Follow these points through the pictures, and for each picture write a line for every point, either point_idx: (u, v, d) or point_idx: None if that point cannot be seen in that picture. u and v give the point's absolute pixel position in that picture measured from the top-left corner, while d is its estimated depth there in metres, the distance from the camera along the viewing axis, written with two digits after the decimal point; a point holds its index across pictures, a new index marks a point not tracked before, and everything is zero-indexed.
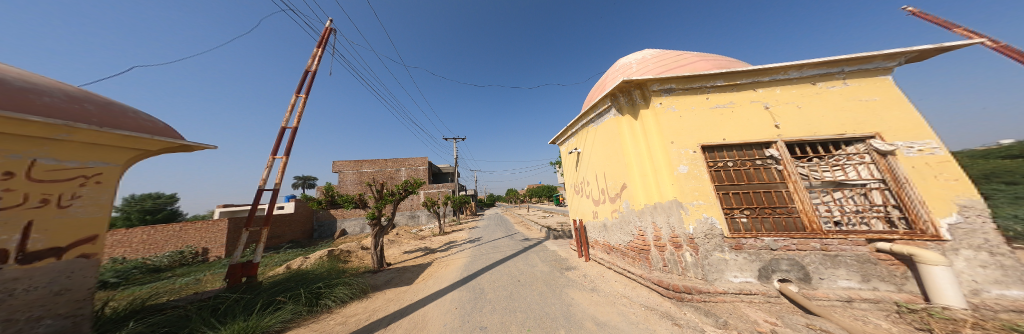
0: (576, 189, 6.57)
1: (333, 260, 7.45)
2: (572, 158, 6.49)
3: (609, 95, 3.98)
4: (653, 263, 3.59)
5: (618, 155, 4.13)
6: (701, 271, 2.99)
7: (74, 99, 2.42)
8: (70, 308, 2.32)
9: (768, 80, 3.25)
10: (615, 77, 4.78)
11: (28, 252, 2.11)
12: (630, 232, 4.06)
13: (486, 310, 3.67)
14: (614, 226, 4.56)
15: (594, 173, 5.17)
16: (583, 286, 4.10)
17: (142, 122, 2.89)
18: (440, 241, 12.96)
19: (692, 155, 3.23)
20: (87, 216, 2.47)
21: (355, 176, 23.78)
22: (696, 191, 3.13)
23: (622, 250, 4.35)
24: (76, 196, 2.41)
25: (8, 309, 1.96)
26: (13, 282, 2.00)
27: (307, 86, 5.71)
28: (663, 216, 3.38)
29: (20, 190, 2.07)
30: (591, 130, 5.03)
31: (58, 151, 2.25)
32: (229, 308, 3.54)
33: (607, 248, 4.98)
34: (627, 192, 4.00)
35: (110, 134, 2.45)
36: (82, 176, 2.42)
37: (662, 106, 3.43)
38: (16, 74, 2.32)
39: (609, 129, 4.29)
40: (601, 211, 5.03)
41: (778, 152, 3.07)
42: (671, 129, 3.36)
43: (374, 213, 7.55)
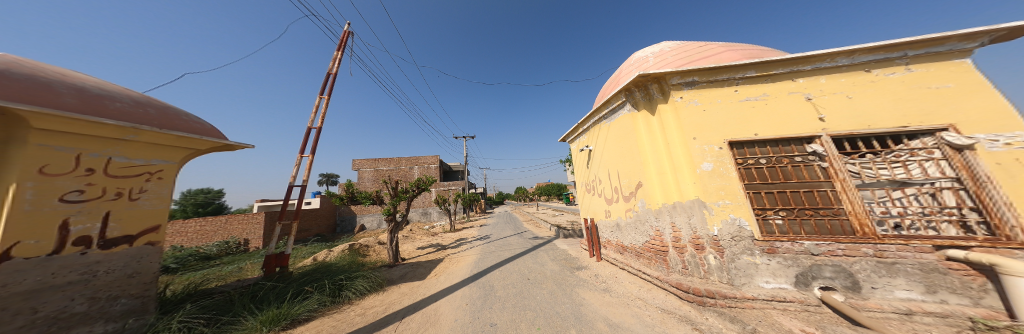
0: (587, 187, 6.45)
1: (352, 253, 7.87)
2: (583, 156, 6.37)
3: (624, 90, 3.84)
4: (670, 265, 3.44)
5: (632, 152, 3.98)
6: (727, 275, 2.83)
7: (139, 104, 2.75)
8: (139, 290, 2.65)
9: (810, 69, 2.97)
10: (631, 72, 4.57)
11: (107, 239, 2.43)
12: (646, 233, 3.90)
13: (496, 307, 3.72)
14: (628, 226, 4.41)
15: (607, 171, 5.02)
16: (594, 286, 4.02)
17: (194, 124, 3.21)
18: (451, 237, 13.27)
19: (717, 152, 3.04)
20: (150, 208, 2.79)
21: (372, 174, 24.86)
22: (722, 190, 2.95)
23: (636, 251, 4.20)
24: (143, 191, 2.72)
25: (92, 289, 2.30)
26: (96, 265, 2.33)
27: (328, 89, 6.02)
28: (684, 216, 3.23)
29: (99, 185, 2.39)
30: (604, 127, 4.89)
31: (128, 151, 2.56)
32: (265, 296, 3.84)
33: (619, 248, 4.84)
34: (642, 190, 3.85)
35: (167, 134, 2.75)
36: (147, 173, 2.74)
37: (682, 101, 3.27)
38: (95, 83, 2.68)
39: (623, 125, 4.13)
40: (614, 211, 4.89)
41: (822, 148, 2.79)
42: (693, 125, 3.18)
43: (389, 210, 7.87)
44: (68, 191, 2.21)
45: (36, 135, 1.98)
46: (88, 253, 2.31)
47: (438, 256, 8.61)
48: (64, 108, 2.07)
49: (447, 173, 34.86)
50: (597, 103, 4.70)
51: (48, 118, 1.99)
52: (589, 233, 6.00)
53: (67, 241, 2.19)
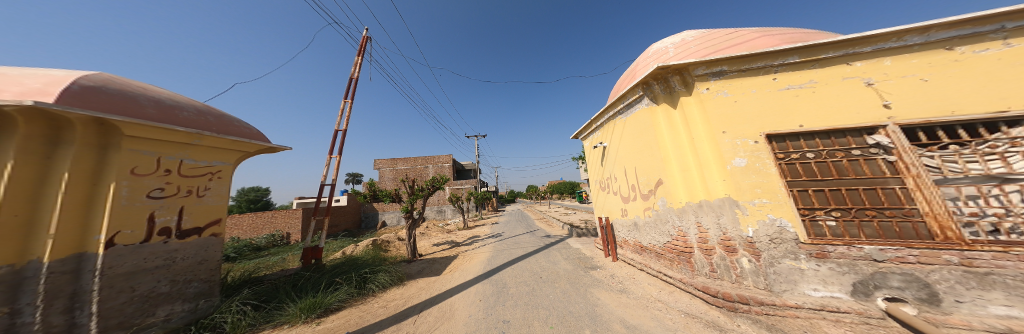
0: (601, 185, 6.27)
1: (374, 248, 8.33)
2: (597, 153, 6.19)
3: (641, 83, 3.68)
4: (696, 268, 3.24)
5: (650, 148, 3.80)
6: (765, 280, 2.61)
7: (201, 113, 3.11)
8: (209, 274, 3.06)
9: (869, 51, 2.62)
10: (648, 64, 4.33)
11: (182, 230, 2.82)
12: (667, 233, 3.69)
13: (509, 304, 3.74)
14: (647, 225, 4.20)
15: (623, 169, 4.84)
16: (610, 287, 3.90)
17: (244, 129, 3.58)
18: (464, 235, 13.55)
19: (752, 146, 2.79)
20: (213, 203, 3.18)
21: (393, 173, 26.11)
22: (758, 188, 2.71)
23: (656, 252, 3.99)
24: (208, 188, 3.11)
25: (173, 272, 2.69)
26: (174, 252, 2.72)
27: (351, 94, 6.42)
28: (712, 216, 3.02)
29: (175, 183, 2.77)
30: (619, 123, 4.71)
31: (194, 154, 2.93)
32: (302, 285, 4.21)
33: (637, 248, 4.63)
34: (662, 188, 3.65)
35: (224, 139, 3.10)
36: (210, 173, 3.12)
37: (708, 92, 3.05)
38: (168, 95, 3.09)
39: (640, 120, 3.95)
40: (631, 209, 4.71)
41: (888, 140, 2.43)
42: (721, 117, 2.95)
43: (407, 207, 8.23)
44: (152, 188, 2.58)
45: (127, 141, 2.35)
46: (169, 242, 2.70)
47: (453, 253, 8.82)
48: (145, 118, 2.43)
49: (461, 171, 35.64)
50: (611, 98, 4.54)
51: (137, 127, 2.36)
52: (604, 233, 5.81)
53: (156, 231, 2.59)
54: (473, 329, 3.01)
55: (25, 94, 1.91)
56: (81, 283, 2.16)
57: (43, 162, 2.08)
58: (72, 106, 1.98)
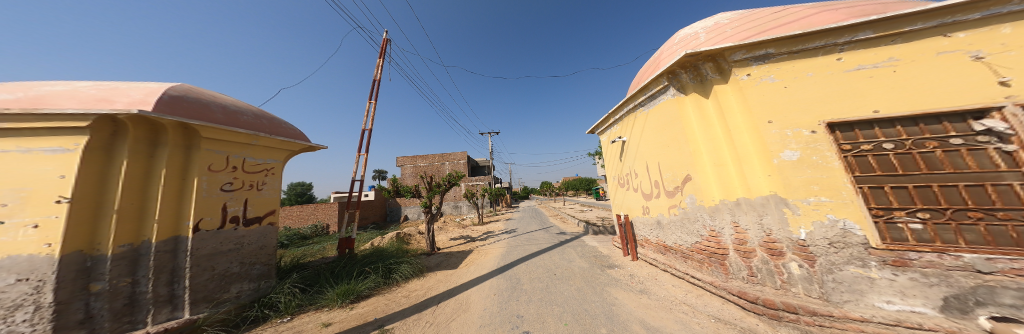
0: (619, 181, 6.02)
1: (397, 241, 8.83)
2: (615, 147, 5.93)
3: (667, 73, 3.44)
4: (730, 271, 2.97)
5: (677, 142, 3.54)
6: (819, 289, 2.30)
7: (258, 116, 3.52)
8: (267, 259, 3.52)
9: (977, 18, 2.07)
10: (675, 52, 3.98)
11: (247, 219, 3.27)
12: (696, 233, 3.42)
13: (523, 299, 3.77)
14: (672, 224, 3.91)
15: (644, 164, 4.58)
16: (628, 287, 3.76)
17: (290, 131, 3.98)
18: (480, 230, 13.85)
19: (807, 137, 2.45)
20: (270, 196, 3.61)
21: (413, 170, 27.33)
22: (813, 185, 2.38)
23: (682, 252, 3.72)
24: (264, 183, 3.53)
25: (242, 256, 3.18)
26: (241, 238, 3.18)
27: (375, 95, 6.80)
28: (754, 215, 2.75)
29: (241, 178, 3.20)
30: (640, 116, 4.46)
31: (254, 153, 3.34)
32: (335, 273, 4.60)
33: (660, 248, 4.37)
34: (690, 185, 3.39)
35: (275, 139, 3.49)
36: (267, 170, 3.54)
37: (751, 78, 2.74)
38: (232, 101, 3.55)
39: (666, 112, 3.70)
40: (653, 207, 4.45)
41: (1007, 125, 1.85)
42: (766, 106, 2.64)
43: (426, 202, 8.60)
44: (223, 183, 3.01)
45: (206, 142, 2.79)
46: (238, 229, 3.16)
47: (469, 247, 9.07)
48: (214, 122, 2.82)
49: (476, 167, 36.32)
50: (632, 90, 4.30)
51: (211, 130, 2.76)
52: (622, 231, 5.58)
53: (228, 218, 3.05)
54: (488, 323, 3.09)
55: (132, 104, 2.30)
56: (177, 260, 2.65)
57: (146, 161, 2.55)
58: (164, 113, 2.37)
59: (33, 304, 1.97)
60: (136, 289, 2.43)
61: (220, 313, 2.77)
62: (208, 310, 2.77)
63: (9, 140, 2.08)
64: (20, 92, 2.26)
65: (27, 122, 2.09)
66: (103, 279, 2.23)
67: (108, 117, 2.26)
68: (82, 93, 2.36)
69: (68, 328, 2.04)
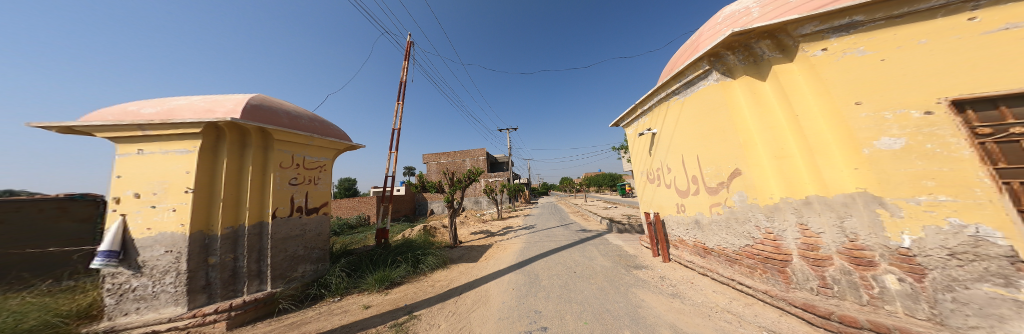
0: (648, 176, 5.64)
1: (422, 233, 9.30)
2: (643, 141, 5.54)
3: (708, 56, 3.15)
4: (792, 280, 2.55)
5: (725, 132, 3.16)
6: (929, 309, 1.80)
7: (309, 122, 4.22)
8: (320, 244, 4.38)
9: None
10: (719, 32, 3.53)
11: (307, 208, 4.20)
12: (748, 235, 3.00)
13: (541, 295, 3.75)
14: (715, 223, 3.52)
15: (680, 158, 4.20)
16: (657, 289, 3.52)
17: (333, 132, 4.68)
18: (499, 225, 14.03)
19: (916, 120, 1.92)
20: (322, 189, 4.53)
21: (436, 167, 28.49)
22: (927, 180, 1.84)
23: (728, 256, 3.33)
24: (318, 179, 4.46)
25: (306, 240, 4.12)
26: (303, 224, 4.09)
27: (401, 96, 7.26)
28: (832, 216, 2.30)
29: (302, 174, 4.14)
30: (675, 104, 4.12)
31: (309, 152, 4.25)
32: (371, 261, 5.01)
33: (698, 250, 3.97)
34: (740, 180, 3.01)
35: (323, 139, 4.29)
36: (319, 167, 4.45)
37: (829, 53, 2.32)
38: (293, 108, 4.27)
39: (710, 99, 3.34)
40: (689, 205, 4.07)
41: None
42: (852, 84, 2.19)
43: (449, 197, 8.93)
44: (290, 178, 3.94)
45: (279, 144, 3.77)
46: (302, 217, 4.11)
47: (488, 242, 9.22)
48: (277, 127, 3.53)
49: (495, 164, 36.77)
50: (664, 77, 3.99)
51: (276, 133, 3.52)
52: (650, 230, 5.28)
53: (295, 208, 4.00)
54: (506, 316, 3.12)
55: None
56: (261, 243, 3.62)
57: (239, 160, 3.53)
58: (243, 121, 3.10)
59: (173, 271, 3.03)
60: (237, 263, 3.42)
61: (290, 289, 3.72)
62: (283, 285, 3.71)
63: (154, 144, 3.21)
64: (155, 107, 3.39)
65: (162, 130, 3.15)
66: (215, 255, 3.25)
67: (211, 126, 3.24)
68: (191, 107, 3.37)
69: (196, 290, 3.11)
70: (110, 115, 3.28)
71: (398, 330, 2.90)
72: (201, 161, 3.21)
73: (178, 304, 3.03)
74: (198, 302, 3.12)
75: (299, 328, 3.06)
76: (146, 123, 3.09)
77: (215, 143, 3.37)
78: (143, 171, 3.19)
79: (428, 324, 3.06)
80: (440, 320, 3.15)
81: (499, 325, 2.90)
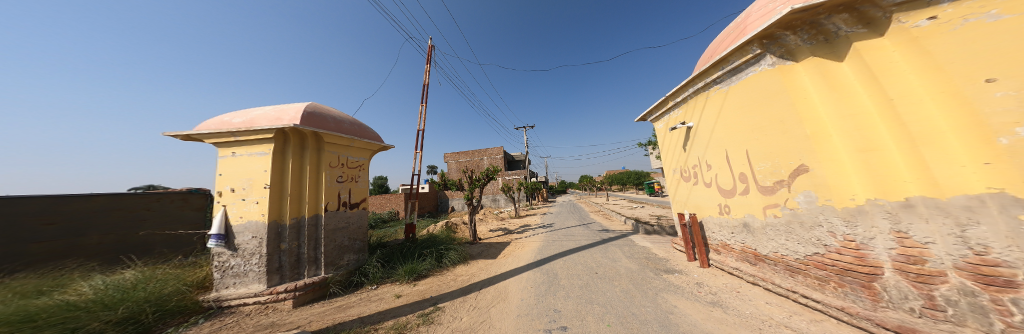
0: (682, 174, 5.15)
1: (444, 229, 9.73)
2: (676, 136, 5.09)
3: (762, 37, 2.82)
4: (882, 297, 2.12)
5: (786, 122, 2.72)
6: None
7: (349, 126, 4.65)
8: (361, 236, 4.85)
9: None
10: (774, 10, 3.10)
11: (350, 203, 4.65)
12: (818, 242, 2.57)
13: (560, 294, 3.70)
14: (771, 226, 3.08)
15: (724, 154, 3.76)
16: (691, 296, 3.24)
17: (369, 134, 5.11)
18: (516, 223, 14.10)
19: None
20: (362, 186, 4.98)
21: (456, 165, 29.42)
22: None
23: (788, 265, 2.90)
24: (358, 177, 4.90)
25: (351, 232, 4.61)
26: (348, 217, 4.57)
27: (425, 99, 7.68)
28: (949, 224, 1.79)
29: (346, 172, 4.59)
30: (720, 94, 3.70)
31: (352, 153, 4.69)
32: (400, 254, 5.37)
33: (748, 256, 3.52)
34: (809, 178, 2.57)
35: (361, 141, 4.71)
36: (359, 167, 4.90)
37: (938, 22, 1.90)
38: (337, 114, 4.74)
39: (767, 85, 2.92)
40: (737, 205, 3.62)
41: None
42: (980, 57, 1.72)
43: (469, 195, 9.23)
44: (337, 176, 4.40)
45: (328, 146, 4.23)
46: (346, 211, 4.57)
47: (507, 239, 9.34)
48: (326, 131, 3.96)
49: (511, 162, 36.89)
50: (705, 64, 3.65)
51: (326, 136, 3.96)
52: (683, 232, 4.83)
53: (341, 203, 4.44)
54: (525, 313, 3.15)
55: None
56: (316, 232, 4.11)
57: (299, 160, 4.04)
58: None
59: (258, 253, 3.65)
60: (300, 249, 3.97)
61: (338, 276, 4.16)
62: (333, 271, 4.17)
63: (242, 147, 3.85)
64: (242, 117, 4.07)
65: (249, 136, 3.78)
66: (285, 241, 3.82)
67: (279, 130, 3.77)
68: (266, 117, 3.97)
69: (273, 270, 3.72)
70: (212, 124, 4.02)
71: (424, 319, 3.09)
72: (273, 162, 3.76)
73: (260, 281, 3.65)
74: (273, 281, 3.72)
75: (344, 311, 3.41)
76: (237, 130, 3.74)
77: (283, 146, 3.93)
78: (234, 170, 3.84)
79: (450, 315, 3.21)
80: (461, 313, 3.27)
81: (518, 321, 2.93)
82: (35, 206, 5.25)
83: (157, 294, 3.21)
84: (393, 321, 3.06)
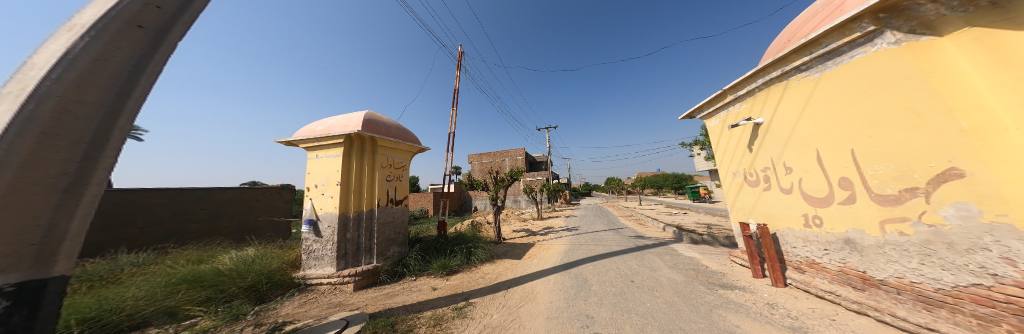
0: (743, 178, 4.49)
1: (470, 228, 10.09)
2: (736, 134, 4.46)
3: (881, 9, 2.29)
4: None
5: (929, 112, 2.13)
6: None
7: (395, 130, 5.17)
8: (404, 230, 5.35)
9: None
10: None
11: (396, 199, 5.16)
12: (981, 270, 1.96)
13: (591, 300, 3.54)
14: (894, 245, 2.46)
15: (815, 155, 3.12)
16: (761, 317, 2.77)
17: (410, 137, 5.61)
18: (539, 225, 13.94)
19: None
20: (404, 185, 5.48)
21: (480, 166, 30.21)
22: None
23: (926, 296, 2.25)
24: (402, 176, 5.42)
25: (397, 226, 5.12)
26: (394, 212, 5.09)
27: None
28: None
29: (393, 172, 5.11)
30: (809, 83, 3.10)
31: (398, 154, 5.22)
32: (434, 249, 5.75)
33: (854, 279, 2.85)
34: (974, 187, 1.95)
35: (405, 144, 5.22)
36: (402, 167, 5.41)
37: None
38: (387, 119, 5.31)
39: (891, 68, 2.35)
40: (836, 217, 2.98)
41: None
42: None
43: (494, 196, 9.50)
44: (387, 175, 4.93)
45: (381, 149, 4.80)
46: (393, 206, 5.09)
47: (530, 240, 9.29)
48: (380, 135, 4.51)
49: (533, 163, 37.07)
50: (785, 49, 3.13)
51: None
52: (745, 244, 4.14)
53: (389, 199, 4.96)
54: (555, 316, 3.08)
55: None
56: (370, 225, 4.65)
57: (359, 161, 4.65)
58: None
59: (331, 241, 4.28)
60: (360, 239, 4.54)
61: (385, 265, 4.65)
62: (381, 261, 4.67)
63: (323, 150, 4.56)
64: (322, 125, 4.86)
65: (329, 140, 4.47)
66: (349, 231, 4.41)
67: (346, 135, 4.40)
68: (338, 124, 4.65)
69: (340, 256, 4.31)
70: (303, 132, 4.88)
71: (459, 313, 3.27)
72: (343, 162, 4.41)
73: (331, 265, 4.26)
74: (339, 266, 4.31)
75: (391, 298, 3.79)
76: (320, 137, 4.47)
77: (348, 149, 4.55)
78: (317, 169, 4.57)
79: (481, 311, 3.33)
80: (491, 310, 3.37)
81: (549, 323, 2.89)
82: (190, 197, 6.95)
83: (269, 267, 4.04)
84: (431, 312, 3.29)
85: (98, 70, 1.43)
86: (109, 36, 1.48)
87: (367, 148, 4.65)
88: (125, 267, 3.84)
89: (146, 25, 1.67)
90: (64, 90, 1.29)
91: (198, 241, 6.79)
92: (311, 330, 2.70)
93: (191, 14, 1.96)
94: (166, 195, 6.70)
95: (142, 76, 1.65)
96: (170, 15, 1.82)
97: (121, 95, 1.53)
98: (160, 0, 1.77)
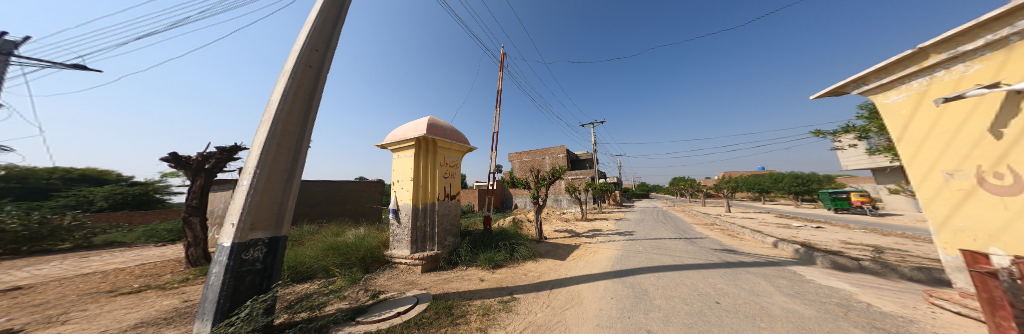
0: (975, 181, 2.30)
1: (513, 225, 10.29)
2: (955, 110, 2.36)
3: None
4: None
5: None
6: None
7: (452, 132, 5.77)
8: (456, 222, 5.93)
9: None
10: None
11: (452, 193, 5.81)
12: None
13: (654, 315, 3.07)
14: None
15: None
16: None
17: (462, 139, 6.16)
18: (584, 226, 13.08)
19: None
20: (457, 181, 6.11)
21: (523, 164, 30.42)
22: None
23: None
24: (456, 174, 6.04)
25: (451, 219, 5.71)
26: (450, 206, 5.71)
27: None
28: None
29: (449, 170, 5.78)
30: None
31: (453, 154, 5.85)
32: (482, 242, 6.14)
33: None
34: None
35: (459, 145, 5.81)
36: (457, 165, 6.02)
37: None
38: (445, 123, 5.94)
39: None
40: None
41: None
42: None
43: (535, 194, 9.44)
44: (444, 172, 5.60)
45: (441, 149, 5.46)
46: (449, 200, 5.73)
47: (575, 242, 8.80)
48: None
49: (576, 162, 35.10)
50: None
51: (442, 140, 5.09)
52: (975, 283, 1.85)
53: (446, 194, 5.63)
54: (606, 325, 2.81)
55: None
56: (433, 216, 5.35)
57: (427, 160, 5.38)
58: None
59: (407, 227, 5.02)
60: (427, 228, 5.23)
61: (443, 253, 5.24)
62: (439, 248, 5.28)
63: (401, 150, 5.45)
64: (401, 130, 5.80)
65: (405, 142, 5.31)
66: (420, 220, 5.15)
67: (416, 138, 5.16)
68: (411, 129, 5.46)
69: (414, 241, 5.06)
70: (389, 136, 5.94)
71: (504, 306, 3.37)
72: (415, 161, 5.17)
73: (406, 248, 5.01)
74: (413, 249, 5.04)
75: (448, 284, 4.23)
76: (400, 139, 5.35)
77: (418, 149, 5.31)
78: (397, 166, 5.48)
79: (526, 307, 3.35)
80: (536, 308, 3.33)
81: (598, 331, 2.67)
82: (332, 186, 9.46)
83: (373, 244, 4.94)
84: (480, 301, 3.52)
85: (297, 99, 2.19)
86: (299, 76, 2.23)
87: (431, 149, 5.37)
88: (304, 233, 5.65)
89: (313, 64, 2.38)
90: (284, 116, 2.06)
91: (335, 218, 9.28)
92: (393, 301, 3.28)
93: (332, 50, 2.63)
94: (323, 183, 9.29)
95: (316, 100, 2.38)
96: (322, 53, 2.51)
97: (308, 114, 2.29)
98: (316, 44, 2.44)
